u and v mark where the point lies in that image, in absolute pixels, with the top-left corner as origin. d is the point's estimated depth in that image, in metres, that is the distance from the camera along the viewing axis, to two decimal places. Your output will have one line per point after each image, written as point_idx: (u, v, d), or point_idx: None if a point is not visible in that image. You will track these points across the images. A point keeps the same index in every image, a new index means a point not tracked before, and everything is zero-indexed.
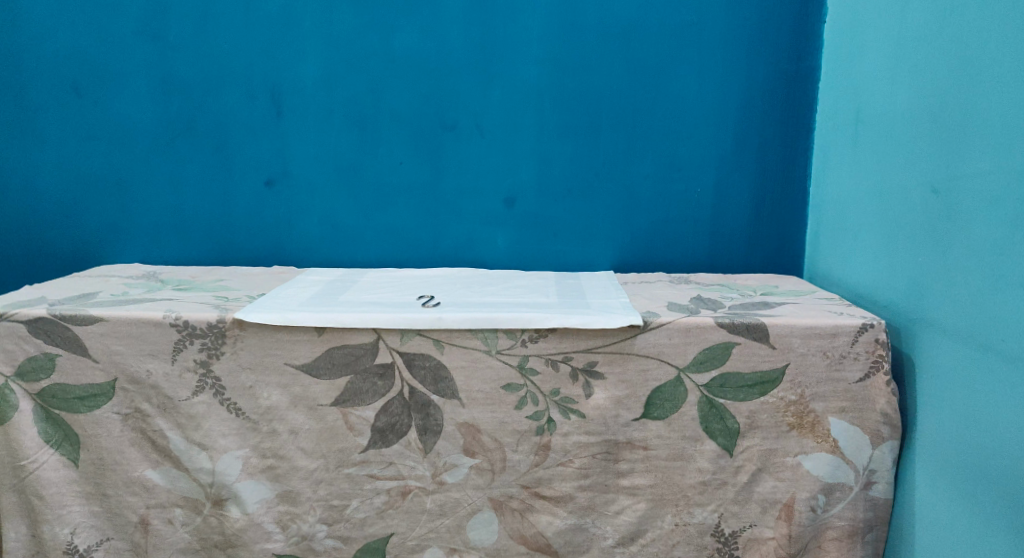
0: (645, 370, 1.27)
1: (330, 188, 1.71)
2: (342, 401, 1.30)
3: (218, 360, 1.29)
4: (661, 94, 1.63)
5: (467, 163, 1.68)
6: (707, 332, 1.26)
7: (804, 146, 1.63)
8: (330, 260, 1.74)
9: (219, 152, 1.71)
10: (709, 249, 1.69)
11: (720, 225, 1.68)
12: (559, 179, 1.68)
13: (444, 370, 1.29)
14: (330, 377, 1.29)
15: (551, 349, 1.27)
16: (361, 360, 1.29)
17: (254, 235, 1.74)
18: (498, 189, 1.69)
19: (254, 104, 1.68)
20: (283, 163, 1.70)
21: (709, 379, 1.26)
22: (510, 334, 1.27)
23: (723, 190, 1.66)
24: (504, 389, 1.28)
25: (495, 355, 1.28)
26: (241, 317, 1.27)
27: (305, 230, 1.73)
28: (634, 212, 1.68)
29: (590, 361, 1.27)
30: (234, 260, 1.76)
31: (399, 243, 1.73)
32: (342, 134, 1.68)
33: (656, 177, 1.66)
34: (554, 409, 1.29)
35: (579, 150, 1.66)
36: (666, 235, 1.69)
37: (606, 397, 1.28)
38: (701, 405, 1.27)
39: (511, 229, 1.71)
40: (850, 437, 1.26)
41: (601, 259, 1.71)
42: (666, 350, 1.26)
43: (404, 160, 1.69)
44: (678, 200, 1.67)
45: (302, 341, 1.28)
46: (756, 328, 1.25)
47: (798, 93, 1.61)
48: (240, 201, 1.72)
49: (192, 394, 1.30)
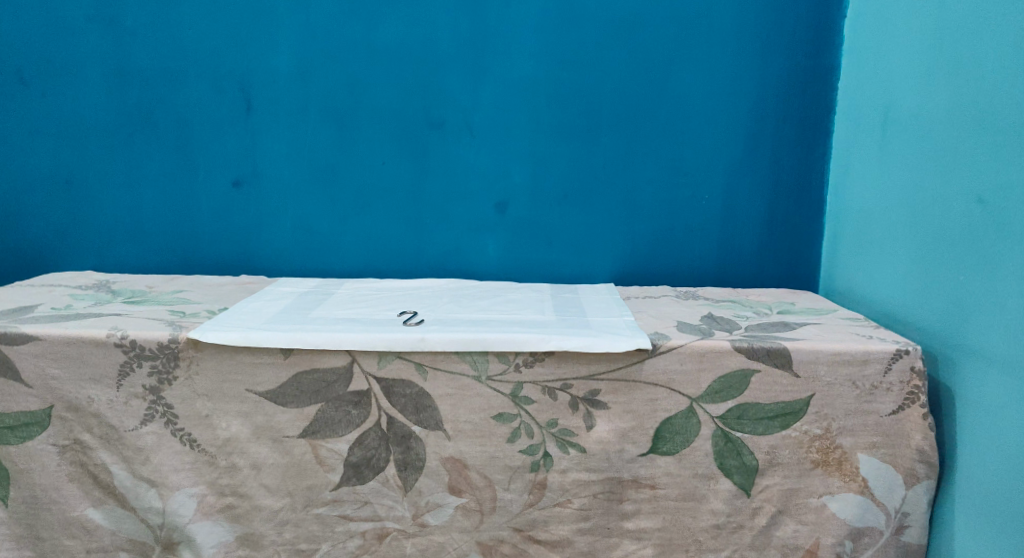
0: (653, 400, 1.13)
1: (305, 191, 1.56)
2: (312, 432, 1.15)
3: (170, 386, 1.13)
4: (668, 92, 1.50)
5: (455, 165, 1.54)
6: (724, 358, 1.12)
7: (821, 151, 1.50)
8: (304, 270, 1.59)
9: (182, 151, 1.55)
10: (718, 261, 1.56)
11: (731, 236, 1.55)
12: (556, 185, 1.54)
13: (428, 399, 1.14)
14: (297, 405, 1.14)
15: (548, 376, 1.13)
16: (333, 387, 1.14)
17: (220, 242, 1.58)
18: (489, 194, 1.55)
19: (221, 98, 1.53)
20: (253, 163, 1.55)
21: (725, 410, 1.13)
22: (502, 359, 1.13)
23: (733, 198, 1.53)
24: (495, 420, 1.14)
25: (484, 382, 1.13)
26: (197, 336, 1.12)
27: (277, 237, 1.58)
28: (637, 220, 1.55)
29: (591, 389, 1.13)
30: (197, 270, 1.60)
31: (380, 252, 1.58)
32: (318, 132, 1.53)
33: (661, 182, 1.53)
34: (550, 443, 1.14)
35: (579, 153, 1.53)
36: (672, 246, 1.56)
37: (610, 430, 1.14)
38: (716, 440, 1.13)
39: (503, 237, 1.57)
40: (882, 476, 1.13)
41: (601, 271, 1.57)
42: (677, 377, 1.12)
43: (387, 161, 1.54)
44: (685, 208, 1.53)
45: (265, 365, 1.13)
46: (778, 354, 1.11)
47: (817, 93, 1.48)
48: (205, 204, 1.57)
49: (140, 424, 1.14)
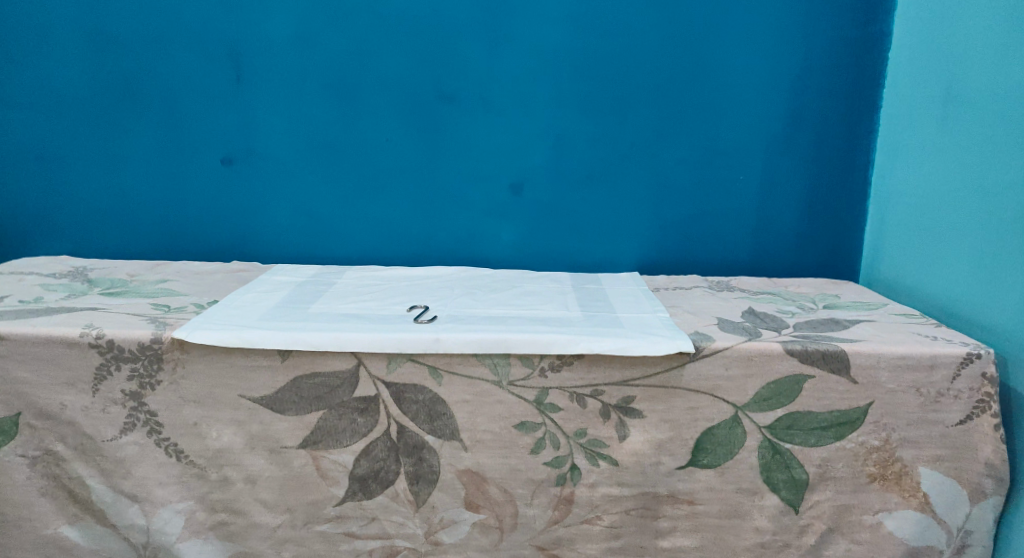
0: (694, 408, 1.01)
1: (303, 170, 1.42)
2: (313, 443, 1.03)
3: (153, 391, 1.01)
4: (703, 64, 1.37)
5: (468, 142, 1.41)
6: (774, 362, 1.00)
7: (867, 129, 1.39)
8: (301, 257, 1.46)
9: (166, 125, 1.41)
10: (752, 248, 1.44)
11: (766, 221, 1.43)
12: (578, 165, 1.42)
13: (442, 406, 1.02)
14: (296, 413, 1.02)
15: (577, 381, 1.01)
16: (336, 393, 1.02)
17: (209, 225, 1.45)
18: (505, 174, 1.42)
19: (210, 66, 1.38)
20: (245, 138, 1.41)
21: (775, 420, 1.01)
22: (526, 362, 1.01)
23: (770, 180, 1.41)
24: (518, 429, 1.03)
25: (506, 388, 1.02)
26: (183, 336, 0.99)
27: (273, 221, 1.44)
28: (665, 203, 1.43)
29: (625, 396, 1.01)
30: (185, 255, 1.46)
31: (385, 237, 1.45)
32: (317, 104, 1.39)
33: (692, 163, 1.41)
34: (579, 455, 1.03)
35: (603, 129, 1.40)
36: (702, 231, 1.44)
37: (645, 440, 1.02)
38: (764, 452, 1.02)
39: (519, 222, 1.44)
40: (945, 492, 1.02)
41: (626, 259, 1.46)
42: (721, 383, 1.01)
43: (393, 138, 1.41)
44: (718, 191, 1.42)
45: (261, 368, 1.01)
46: (835, 357, 1.00)
47: (865, 65, 1.36)
48: (194, 184, 1.43)
49: (120, 433, 1.02)
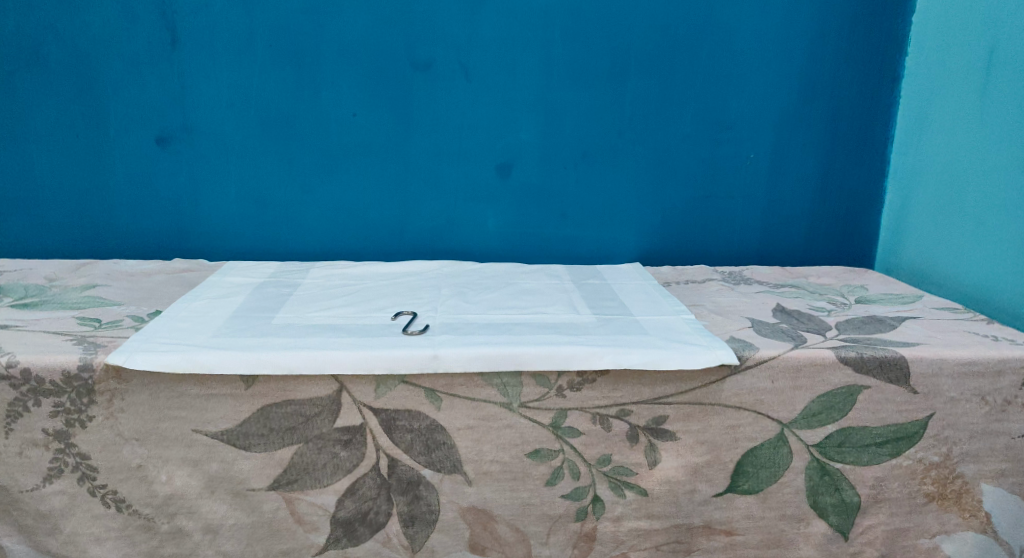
0: (735, 428, 0.87)
1: (254, 151, 1.22)
2: (286, 483, 0.86)
3: (84, 430, 0.83)
4: (711, 27, 1.22)
5: (446, 117, 1.23)
6: (825, 372, 0.86)
7: (887, 101, 1.27)
8: (255, 250, 1.26)
9: (84, 97, 1.18)
10: (761, 233, 1.31)
11: (778, 203, 1.30)
12: (571, 142, 1.25)
13: (441, 434, 0.87)
14: (264, 449, 0.85)
15: (600, 400, 0.86)
16: (313, 423, 0.85)
17: (141, 217, 1.23)
18: (489, 153, 1.25)
19: (136, 27, 1.16)
20: (183, 113, 1.20)
21: (825, 438, 0.88)
22: (540, 381, 0.86)
23: (782, 158, 1.28)
24: (531, 458, 0.88)
25: (517, 411, 0.86)
26: (120, 363, 0.80)
27: (218, 210, 1.24)
28: (667, 185, 1.28)
29: (656, 416, 0.87)
30: (114, 252, 1.25)
31: (352, 227, 1.27)
32: (269, 72, 1.19)
33: (698, 139, 1.26)
34: (601, 485, 0.89)
35: (599, 102, 1.24)
36: (708, 215, 1.30)
37: (679, 466, 0.88)
38: (811, 474, 0.89)
39: (506, 206, 1.28)
40: (1008, 510, 0.90)
41: (623, 248, 1.31)
42: (765, 398, 0.87)
43: (359, 112, 1.22)
44: (725, 171, 1.28)
45: (220, 398, 0.84)
46: (894, 365, 0.86)
47: (885, 29, 1.23)
48: (120, 168, 1.21)
49: (43, 482, 0.84)
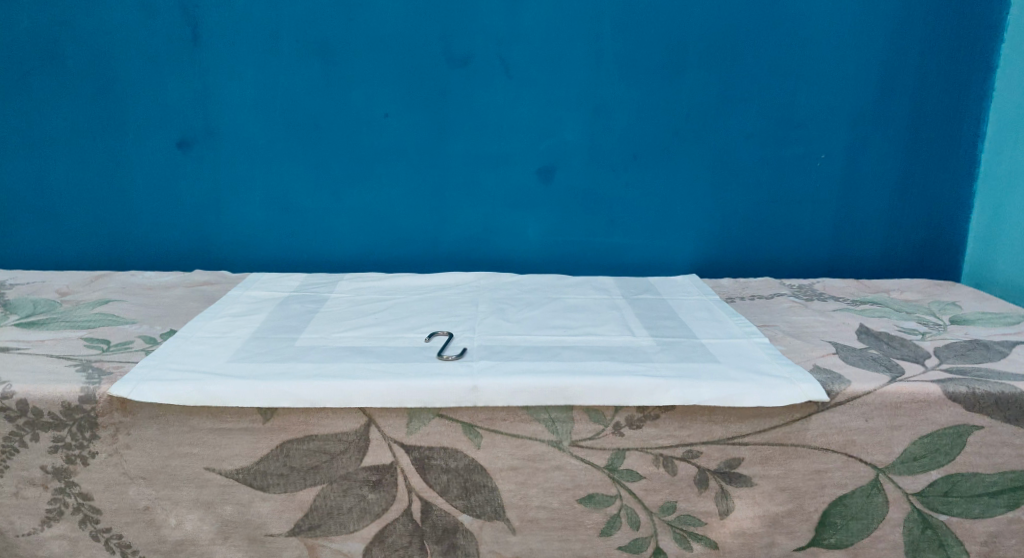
0: (821, 473, 0.77)
1: (279, 155, 1.13)
2: (308, 529, 0.77)
3: (86, 467, 0.74)
4: (779, 13, 1.10)
5: (484, 115, 1.13)
6: (929, 410, 0.75)
7: (978, 93, 1.13)
8: (280, 262, 1.18)
9: (101, 98, 1.11)
10: (832, 242, 1.19)
11: (852, 209, 1.17)
12: (621, 143, 1.14)
13: (482, 476, 0.77)
14: (283, 490, 0.76)
15: (664, 440, 0.76)
16: (338, 462, 0.76)
17: (161, 226, 1.15)
18: (531, 156, 1.15)
19: (154, 22, 1.08)
20: (204, 114, 1.11)
21: (928, 486, 0.77)
22: (594, 417, 0.75)
23: (856, 159, 1.15)
24: (584, 503, 0.77)
25: (567, 451, 0.76)
26: (126, 394, 0.72)
27: (239, 218, 1.16)
28: (728, 190, 1.16)
29: (730, 459, 0.76)
30: (132, 262, 1.17)
31: (384, 235, 1.17)
32: (295, 69, 1.10)
33: (763, 139, 1.14)
34: (664, 536, 0.78)
35: (653, 99, 1.13)
36: (773, 223, 1.18)
37: (755, 516, 0.78)
38: (911, 527, 0.78)
39: (549, 213, 1.17)
40: None
41: (677, 258, 1.19)
42: (857, 439, 0.76)
43: (391, 111, 1.12)
44: (792, 173, 1.16)
45: (236, 434, 0.75)
46: (1014, 402, 0.75)
47: (978, 13, 1.10)
48: (137, 173, 1.13)
49: (41, 525, 0.75)
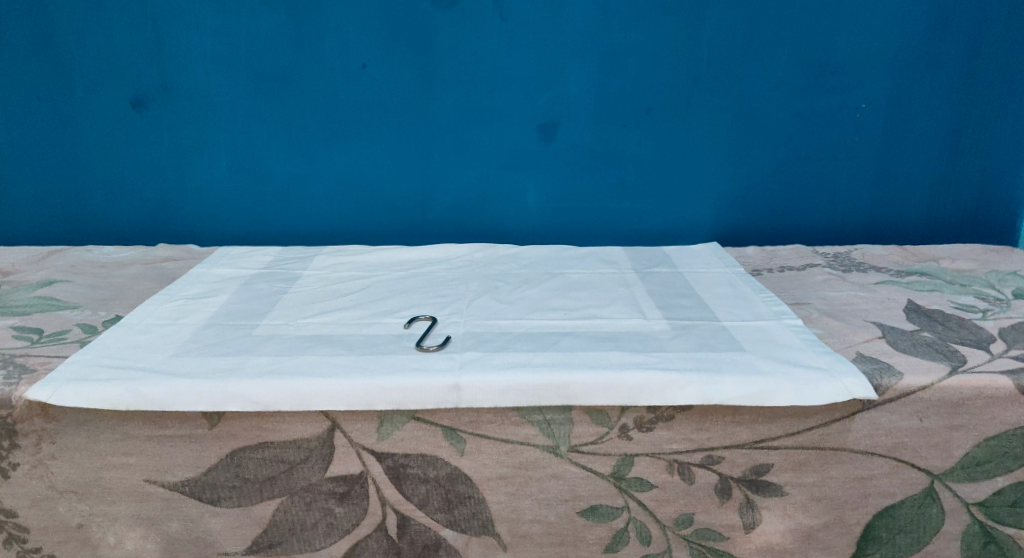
0: (865, 481, 0.65)
1: (245, 113, 1.01)
2: (268, 547, 0.67)
3: (7, 481, 0.64)
4: None
5: (475, 65, 0.99)
6: (996, 408, 0.63)
7: None
8: (252, 234, 1.06)
9: (44, 52, 0.98)
10: (870, 204, 1.05)
11: (894, 165, 1.03)
12: (631, 93, 1.00)
13: (466, 486, 0.66)
14: (237, 504, 0.66)
15: (679, 444, 0.65)
16: (298, 473, 0.65)
17: (119, 195, 1.04)
18: (529, 110, 1.01)
19: None
20: (158, 69, 0.99)
21: (992, 495, 0.65)
22: (597, 418, 0.64)
23: (901, 109, 1.01)
24: (586, 516, 0.66)
25: (566, 458, 0.65)
26: (45, 399, 0.62)
27: (206, 186, 1.04)
28: (753, 147, 1.03)
29: (757, 466, 0.65)
30: (90, 236, 1.06)
31: (366, 203, 1.05)
32: (259, 15, 0.97)
33: (794, 87, 1.00)
34: (680, 552, 0.67)
35: (668, 43, 0.98)
36: (803, 183, 1.04)
37: (786, 530, 0.66)
38: (971, 541, 0.66)
39: (550, 175, 1.04)
40: None
41: (695, 225, 1.06)
42: (909, 441, 0.64)
43: (369, 62, 0.99)
44: (827, 126, 1.02)
45: (179, 441, 0.64)
46: None
47: None
48: (90, 137, 1.02)
49: None
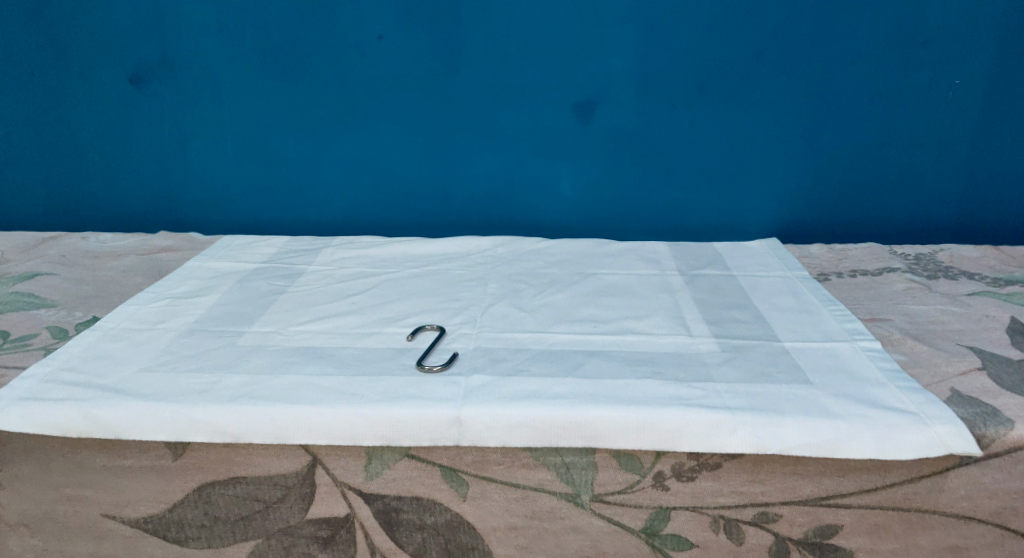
0: (959, 550, 0.53)
1: (251, 90, 0.91)
2: None
3: None
4: None
5: (503, 35, 0.88)
6: None
7: None
8: (260, 222, 0.98)
9: (36, 22, 0.90)
10: (959, 197, 0.91)
11: (990, 152, 0.89)
12: (682, 68, 0.87)
13: (470, 536, 0.56)
14: (205, 546, 0.56)
15: (726, 496, 0.53)
16: (275, 513, 0.56)
17: (120, 179, 0.97)
18: (564, 88, 0.89)
19: None
20: (157, 42, 0.90)
21: None
22: (626, 463, 0.53)
23: (1003, 86, 0.86)
24: None
25: (590, 508, 0.54)
26: None
27: (210, 170, 0.95)
28: (824, 130, 0.89)
29: (822, 526, 0.53)
30: (91, 222, 0.99)
31: (383, 190, 0.95)
32: None
33: (875, 61, 0.86)
34: None
35: (727, 10, 0.85)
36: (882, 172, 0.90)
37: None
38: None
39: (587, 161, 0.92)
40: None
41: (753, 219, 0.93)
42: (1017, 505, 0.52)
43: (386, 33, 0.88)
44: (913, 107, 0.87)
45: (139, 473, 0.55)
46: None
47: None
48: (87, 117, 0.94)
49: None
